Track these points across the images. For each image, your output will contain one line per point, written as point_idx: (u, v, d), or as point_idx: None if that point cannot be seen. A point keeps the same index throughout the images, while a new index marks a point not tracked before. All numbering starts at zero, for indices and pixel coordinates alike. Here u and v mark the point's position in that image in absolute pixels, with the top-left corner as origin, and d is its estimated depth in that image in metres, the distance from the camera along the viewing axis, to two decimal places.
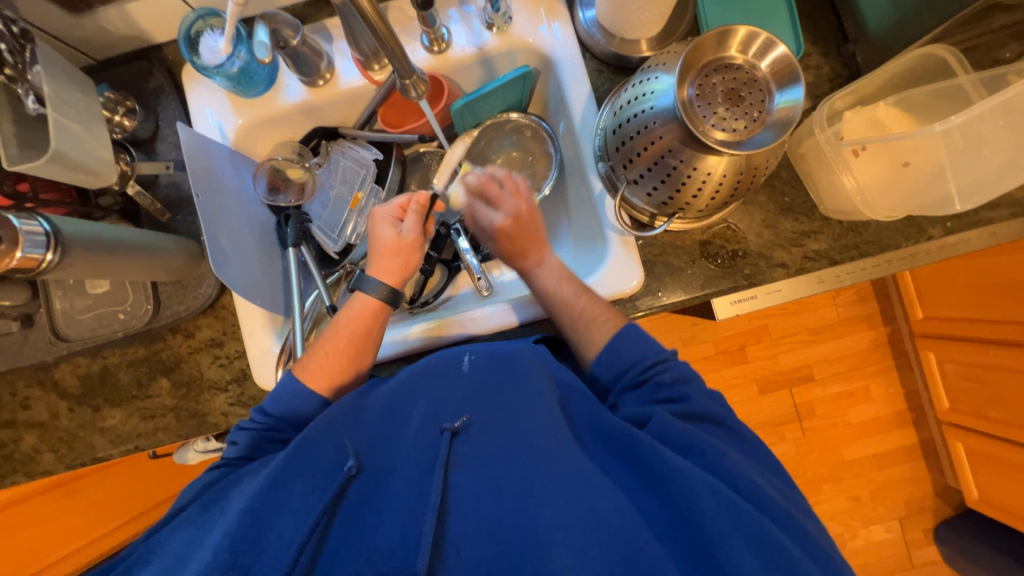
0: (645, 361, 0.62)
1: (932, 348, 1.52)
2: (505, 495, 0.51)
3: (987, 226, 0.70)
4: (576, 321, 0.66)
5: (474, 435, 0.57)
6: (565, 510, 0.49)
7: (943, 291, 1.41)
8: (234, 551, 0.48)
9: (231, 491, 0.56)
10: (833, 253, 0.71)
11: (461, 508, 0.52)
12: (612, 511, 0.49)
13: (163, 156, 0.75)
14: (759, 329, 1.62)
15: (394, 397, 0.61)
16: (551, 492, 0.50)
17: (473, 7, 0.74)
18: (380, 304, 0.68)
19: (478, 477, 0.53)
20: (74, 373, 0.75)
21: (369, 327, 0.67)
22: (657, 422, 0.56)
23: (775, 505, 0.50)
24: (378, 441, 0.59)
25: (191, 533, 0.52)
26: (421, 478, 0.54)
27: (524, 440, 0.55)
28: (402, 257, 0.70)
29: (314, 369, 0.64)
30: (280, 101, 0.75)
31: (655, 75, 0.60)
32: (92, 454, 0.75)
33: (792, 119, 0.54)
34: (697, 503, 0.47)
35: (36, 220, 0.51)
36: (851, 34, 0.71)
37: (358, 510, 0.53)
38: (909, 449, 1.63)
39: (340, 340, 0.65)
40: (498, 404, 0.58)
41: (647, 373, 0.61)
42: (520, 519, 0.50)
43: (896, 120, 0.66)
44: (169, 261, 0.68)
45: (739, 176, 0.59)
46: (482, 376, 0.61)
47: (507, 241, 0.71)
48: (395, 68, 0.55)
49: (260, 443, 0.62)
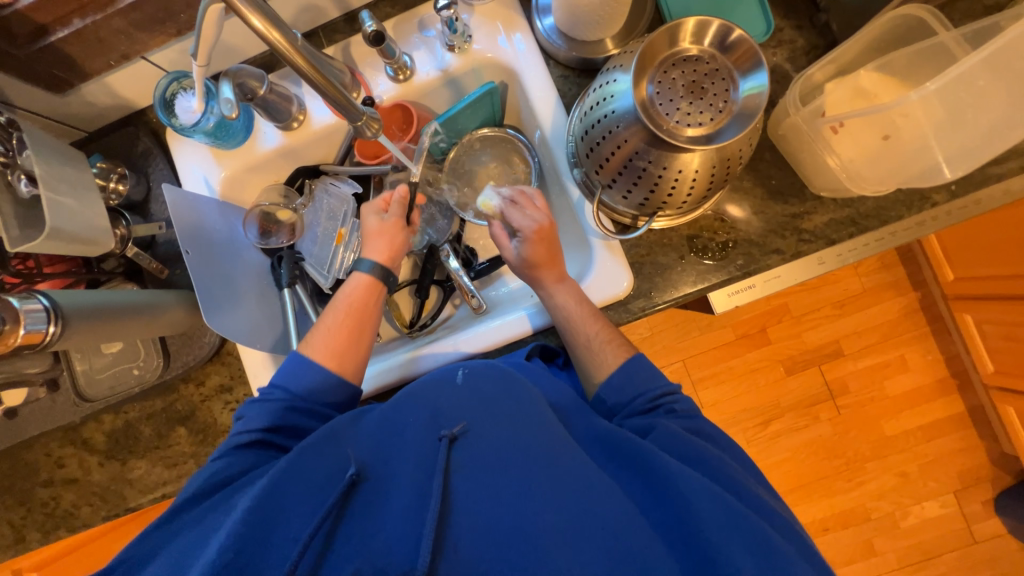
0: (654, 391, 0.61)
1: (967, 310, 1.43)
2: (504, 496, 0.49)
3: (998, 183, 0.66)
4: (591, 342, 0.65)
5: (474, 441, 0.54)
6: (564, 512, 0.47)
7: (973, 249, 1.33)
8: (235, 550, 0.46)
9: (231, 497, 0.54)
10: (831, 232, 0.68)
11: (461, 512, 0.50)
12: (612, 513, 0.48)
13: (157, 216, 0.78)
14: (778, 308, 1.56)
15: (392, 411, 0.60)
16: (552, 494, 0.49)
17: (433, 31, 0.74)
18: (376, 282, 0.71)
19: (478, 480, 0.51)
20: (100, 430, 0.79)
21: (367, 302, 0.70)
22: (660, 431, 0.54)
23: (774, 508, 0.50)
24: (377, 451, 0.57)
25: (195, 535, 0.50)
26: (421, 485, 0.52)
27: (524, 444, 0.53)
28: (388, 237, 0.72)
29: (317, 344, 0.66)
30: (259, 148, 0.78)
31: (614, 77, 0.58)
32: (124, 505, 0.79)
33: (758, 105, 0.52)
34: (692, 504, 0.46)
35: (35, 298, 0.54)
36: (823, 3, 0.67)
37: (355, 520, 0.51)
38: (956, 418, 1.54)
39: (342, 316, 0.68)
40: (496, 408, 0.56)
41: (658, 402, 0.60)
42: (518, 520, 0.48)
43: (880, 85, 0.63)
44: (172, 316, 0.71)
45: (714, 168, 0.57)
46: (477, 384, 0.59)
47: (535, 251, 0.67)
48: (345, 115, 0.54)
49: (285, 415, 0.61)
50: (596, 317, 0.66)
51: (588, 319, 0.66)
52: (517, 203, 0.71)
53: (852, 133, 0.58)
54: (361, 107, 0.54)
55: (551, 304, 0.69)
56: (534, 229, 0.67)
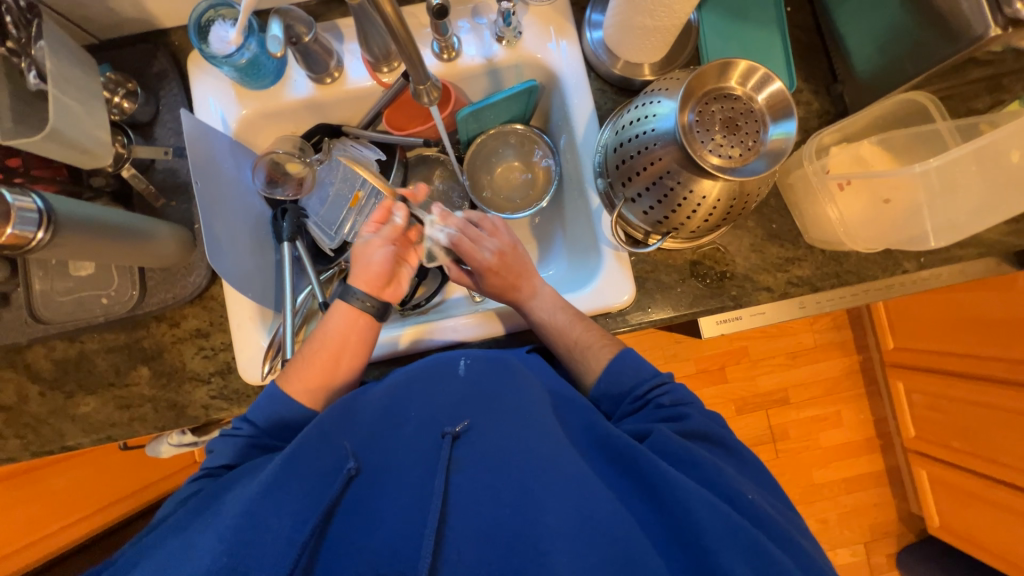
0: (643, 388, 0.63)
1: (899, 377, 1.58)
2: (507, 497, 0.50)
3: (958, 263, 0.75)
4: (576, 348, 0.67)
5: (475, 438, 0.55)
6: (563, 516, 0.48)
7: (913, 323, 1.47)
8: (229, 554, 0.43)
9: (224, 497, 0.52)
10: (816, 280, 0.75)
11: (461, 512, 0.49)
12: (612, 521, 0.48)
13: (161, 142, 0.74)
14: (739, 350, 1.66)
15: (392, 400, 0.59)
16: (553, 498, 0.49)
17: (485, 19, 0.76)
18: (359, 313, 0.66)
19: (480, 479, 0.51)
20: (48, 357, 0.72)
21: (348, 335, 0.65)
22: (656, 437, 0.56)
23: (772, 517, 0.49)
24: (374, 439, 0.56)
25: (180, 543, 0.47)
26: (421, 481, 0.52)
27: (526, 446, 0.53)
28: (369, 259, 0.68)
29: (293, 377, 0.63)
30: (286, 96, 0.75)
31: (658, 99, 0.62)
32: (60, 442, 0.72)
33: (784, 150, 0.57)
34: (692, 511, 0.47)
35: (28, 196, 0.50)
36: (840, 76, 0.75)
37: (354, 511, 0.51)
38: (876, 475, 1.69)
39: (322, 351, 0.63)
40: (498, 408, 0.57)
41: (647, 399, 0.63)
42: (521, 523, 0.48)
43: (877, 157, 0.72)
44: (161, 247, 0.67)
45: (732, 201, 0.62)
46: (478, 380, 0.59)
47: (494, 279, 0.70)
48: (412, 73, 0.55)
49: (248, 453, 0.60)
50: (584, 320, 0.69)
51: (576, 323, 0.68)
52: (465, 236, 0.71)
53: (857, 187, 0.66)
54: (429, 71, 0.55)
55: (535, 320, 0.70)
56: (486, 266, 0.70)
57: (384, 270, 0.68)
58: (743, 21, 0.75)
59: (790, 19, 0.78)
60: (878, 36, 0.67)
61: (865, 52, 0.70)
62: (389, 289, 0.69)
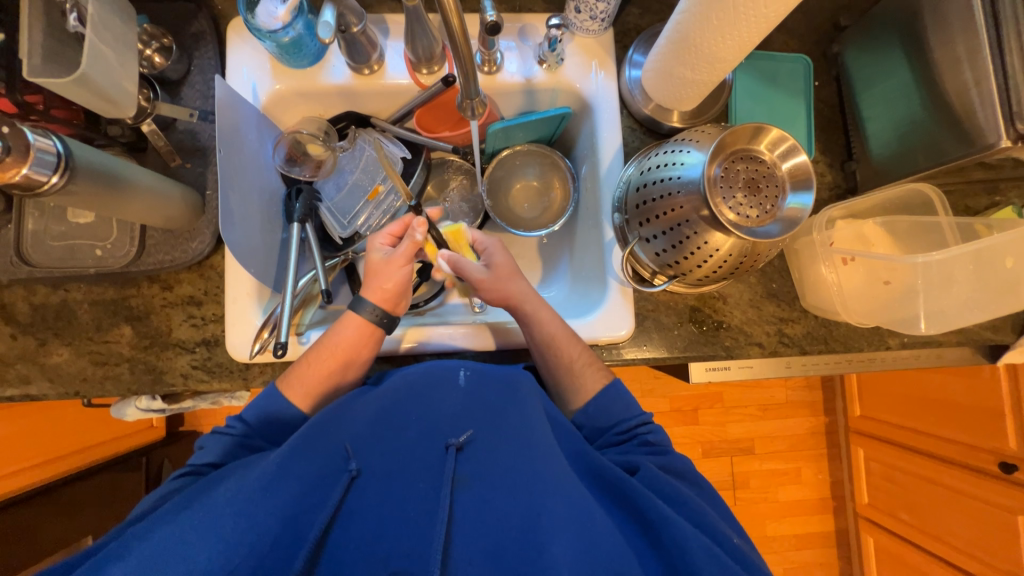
0: (630, 422, 0.65)
1: (861, 445, 1.62)
2: (512, 520, 0.52)
3: (936, 348, 0.79)
4: (573, 363, 0.67)
5: (477, 452, 0.57)
6: (568, 545, 0.48)
7: (882, 395, 1.52)
8: (228, 556, 0.45)
9: (215, 487, 0.51)
10: (805, 343, 0.77)
11: (465, 529, 0.51)
12: (614, 551, 0.49)
13: (187, 102, 0.73)
14: (713, 394, 1.68)
15: (395, 403, 0.60)
16: (557, 523, 0.50)
17: (531, 42, 0.78)
18: (371, 325, 0.66)
19: (482, 498, 0.54)
20: (28, 301, 0.70)
21: (357, 346, 0.66)
22: (645, 473, 0.57)
23: (754, 560, 0.52)
24: (375, 442, 0.57)
25: (170, 534, 0.45)
26: (427, 493, 0.54)
27: (526, 468, 0.55)
28: (385, 278, 0.67)
29: (294, 381, 0.64)
30: (322, 79, 0.75)
31: (687, 149, 0.64)
32: (23, 390, 0.69)
33: (799, 219, 0.59)
34: (687, 551, 0.48)
35: (50, 138, 0.49)
36: (856, 154, 0.79)
37: (356, 515, 0.52)
38: (825, 535, 1.73)
39: (327, 360, 0.64)
40: (501, 426, 0.59)
41: (633, 433, 0.64)
42: (525, 547, 0.50)
43: (879, 237, 0.76)
44: (169, 208, 0.66)
45: (742, 258, 0.64)
46: (478, 392, 0.61)
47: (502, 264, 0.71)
48: (464, 87, 0.58)
49: (234, 453, 0.60)
50: (576, 340, 0.68)
51: (570, 340, 0.68)
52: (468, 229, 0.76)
53: (865, 265, 0.70)
54: (479, 88, 0.59)
55: (533, 323, 0.68)
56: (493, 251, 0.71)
57: (398, 288, 0.67)
58: (774, 88, 0.79)
59: (817, 93, 0.81)
60: (897, 126, 0.71)
61: (882, 137, 0.74)
62: (398, 303, 0.68)
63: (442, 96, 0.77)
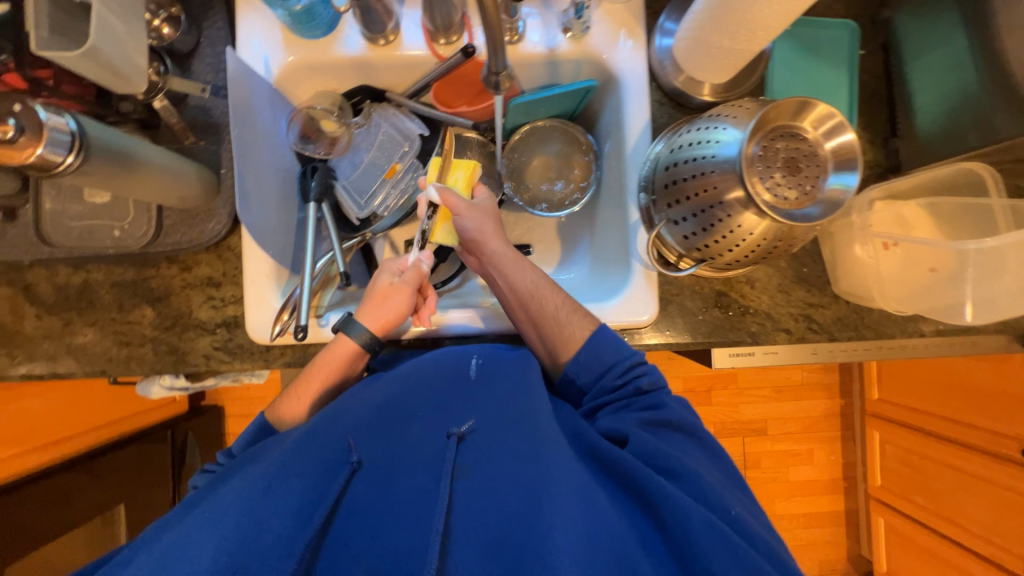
0: (627, 362, 0.63)
1: (877, 428, 1.60)
2: (513, 507, 0.50)
3: (974, 336, 0.76)
4: (558, 313, 0.66)
5: (479, 441, 0.56)
6: (572, 531, 0.47)
7: (902, 380, 1.49)
8: (231, 554, 0.44)
9: (224, 486, 0.52)
10: (834, 329, 0.74)
11: (464, 518, 0.50)
12: (616, 534, 0.48)
13: (198, 76, 0.70)
14: (728, 375, 1.66)
15: (397, 398, 0.60)
16: (560, 508, 0.49)
17: (555, 8, 0.73)
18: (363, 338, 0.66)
19: (482, 486, 0.52)
20: (50, 281, 0.70)
21: (346, 363, 0.66)
22: (639, 440, 0.56)
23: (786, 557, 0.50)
24: (379, 433, 0.56)
25: (185, 531, 0.46)
26: (427, 483, 0.53)
27: (525, 455, 0.54)
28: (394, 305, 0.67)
29: (287, 404, 0.66)
30: (336, 50, 0.72)
31: (722, 125, 0.60)
32: (51, 369, 0.70)
33: (841, 202, 0.56)
34: (691, 531, 0.47)
35: (63, 116, 0.48)
36: (900, 130, 0.74)
37: (358, 506, 0.51)
38: (835, 515, 1.74)
39: (313, 380, 0.65)
40: (503, 416, 0.59)
41: (632, 377, 0.63)
42: (526, 534, 0.48)
43: (922, 220, 0.72)
44: (185, 188, 0.64)
45: (776, 242, 0.61)
46: (479, 386, 0.62)
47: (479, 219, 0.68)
48: (490, 60, 0.55)
49: None
50: (557, 289, 0.68)
51: (551, 289, 0.67)
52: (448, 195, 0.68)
53: (907, 252, 0.67)
54: (507, 59, 0.55)
55: (510, 279, 0.68)
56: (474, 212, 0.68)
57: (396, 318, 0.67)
58: (815, 57, 0.74)
59: (861, 63, 0.76)
60: (948, 98, 0.67)
61: (931, 111, 0.69)
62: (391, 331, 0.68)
63: (460, 69, 0.74)
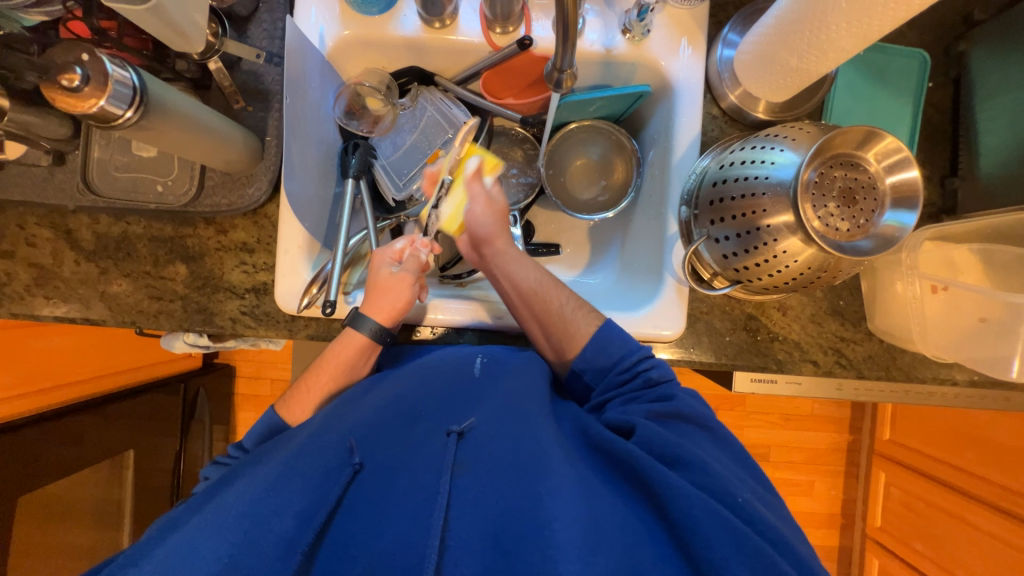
0: (632, 359, 0.62)
1: (883, 469, 1.57)
2: (515, 502, 0.50)
3: (1008, 391, 0.73)
4: (563, 310, 0.65)
5: (479, 438, 0.56)
6: (574, 524, 0.46)
7: (916, 423, 1.46)
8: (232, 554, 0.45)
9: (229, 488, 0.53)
10: (863, 367, 0.72)
11: (462, 517, 0.49)
12: (621, 528, 0.47)
13: (253, 41, 0.71)
14: (736, 398, 1.64)
15: (398, 397, 0.61)
16: (560, 500, 0.48)
17: (616, 7, 0.72)
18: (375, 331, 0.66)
19: (482, 482, 0.52)
20: (92, 228, 0.72)
21: (352, 362, 0.67)
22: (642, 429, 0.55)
23: None
24: (379, 431, 0.57)
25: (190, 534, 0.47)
26: (428, 479, 0.52)
27: (524, 446, 0.54)
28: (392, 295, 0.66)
29: (294, 406, 0.67)
30: (391, 29, 0.71)
31: (778, 146, 0.58)
32: (84, 314, 0.72)
33: (896, 239, 0.54)
34: (698, 524, 0.45)
35: (127, 70, 0.48)
36: (961, 171, 0.71)
37: (359, 507, 0.51)
38: (828, 549, 1.72)
39: (322, 377, 0.66)
40: (502, 416, 0.58)
41: (636, 369, 0.62)
42: (527, 526, 0.47)
43: (970, 266, 0.70)
44: (230, 152, 0.65)
45: (819, 273, 0.59)
46: (476, 391, 0.62)
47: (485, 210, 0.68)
48: (556, 57, 0.54)
49: None
50: (561, 287, 0.68)
51: (554, 287, 0.67)
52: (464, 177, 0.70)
53: (952, 297, 0.67)
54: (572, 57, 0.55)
55: (512, 273, 0.67)
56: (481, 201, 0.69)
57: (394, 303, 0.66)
58: (880, 85, 0.71)
59: (928, 95, 0.73)
60: (1019, 143, 0.64)
61: (997, 155, 0.66)
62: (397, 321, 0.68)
63: (512, 60, 0.73)
